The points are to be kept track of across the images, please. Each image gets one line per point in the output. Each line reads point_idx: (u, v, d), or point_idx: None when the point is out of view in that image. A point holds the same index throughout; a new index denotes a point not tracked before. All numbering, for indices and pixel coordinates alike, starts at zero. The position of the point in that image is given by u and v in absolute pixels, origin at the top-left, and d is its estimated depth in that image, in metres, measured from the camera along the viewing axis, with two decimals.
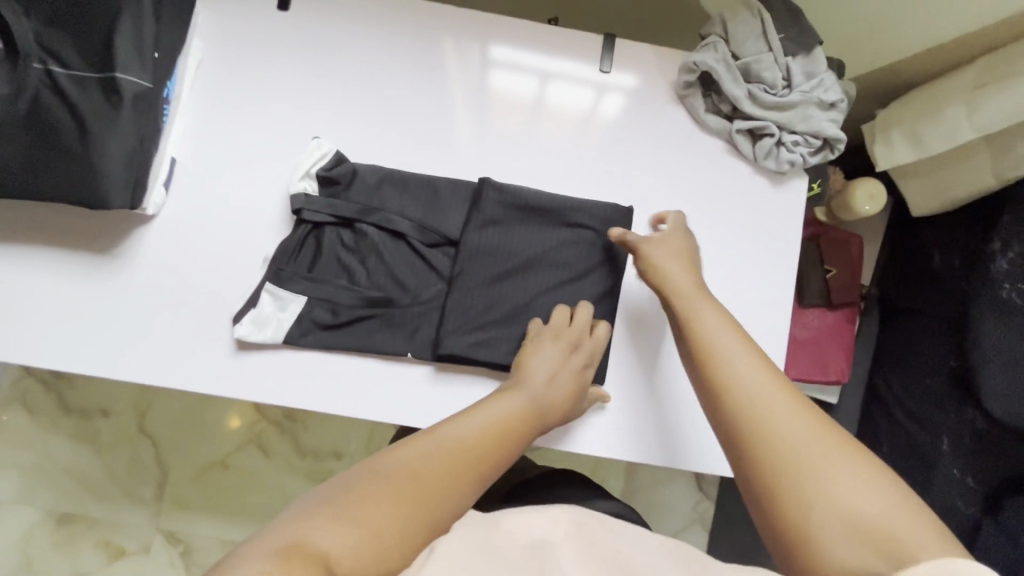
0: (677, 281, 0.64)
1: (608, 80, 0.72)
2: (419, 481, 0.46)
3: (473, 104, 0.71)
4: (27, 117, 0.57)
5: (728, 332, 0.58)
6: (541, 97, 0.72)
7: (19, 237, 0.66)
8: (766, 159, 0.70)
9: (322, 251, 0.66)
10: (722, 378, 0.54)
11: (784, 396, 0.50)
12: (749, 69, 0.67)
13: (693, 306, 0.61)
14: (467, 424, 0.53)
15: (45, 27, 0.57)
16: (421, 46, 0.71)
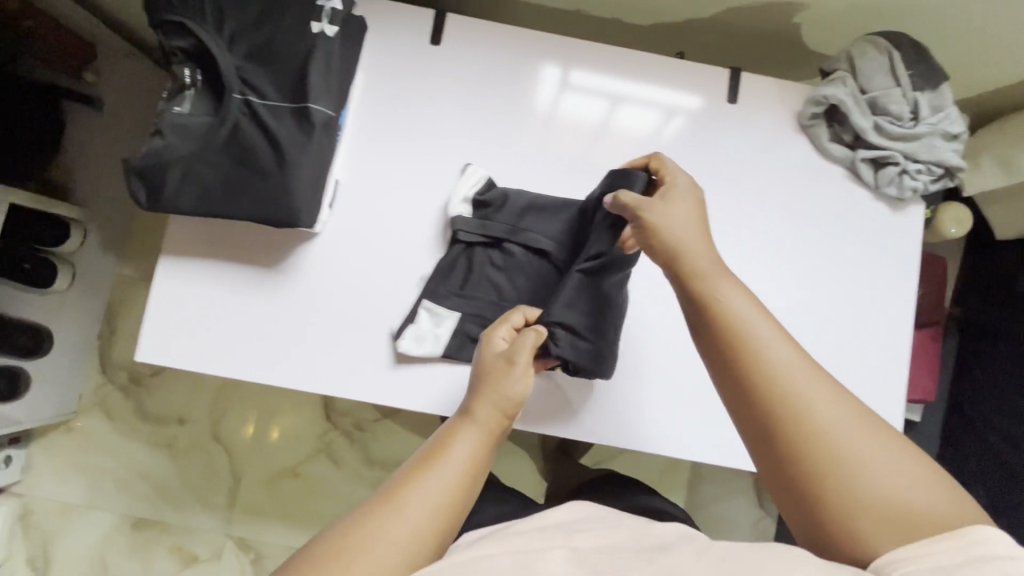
0: (690, 247, 0.53)
1: (673, 103, 0.77)
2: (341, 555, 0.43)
3: (610, 132, 0.76)
4: (226, 142, 0.62)
5: (756, 313, 0.49)
6: (608, 119, 0.76)
7: (192, 254, 0.71)
8: (887, 186, 0.74)
9: (473, 269, 0.71)
10: (762, 374, 0.46)
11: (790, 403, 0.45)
12: (877, 102, 0.71)
13: (713, 284, 0.51)
14: (429, 482, 0.48)
15: (245, 61, 0.62)
16: (507, 70, 0.75)
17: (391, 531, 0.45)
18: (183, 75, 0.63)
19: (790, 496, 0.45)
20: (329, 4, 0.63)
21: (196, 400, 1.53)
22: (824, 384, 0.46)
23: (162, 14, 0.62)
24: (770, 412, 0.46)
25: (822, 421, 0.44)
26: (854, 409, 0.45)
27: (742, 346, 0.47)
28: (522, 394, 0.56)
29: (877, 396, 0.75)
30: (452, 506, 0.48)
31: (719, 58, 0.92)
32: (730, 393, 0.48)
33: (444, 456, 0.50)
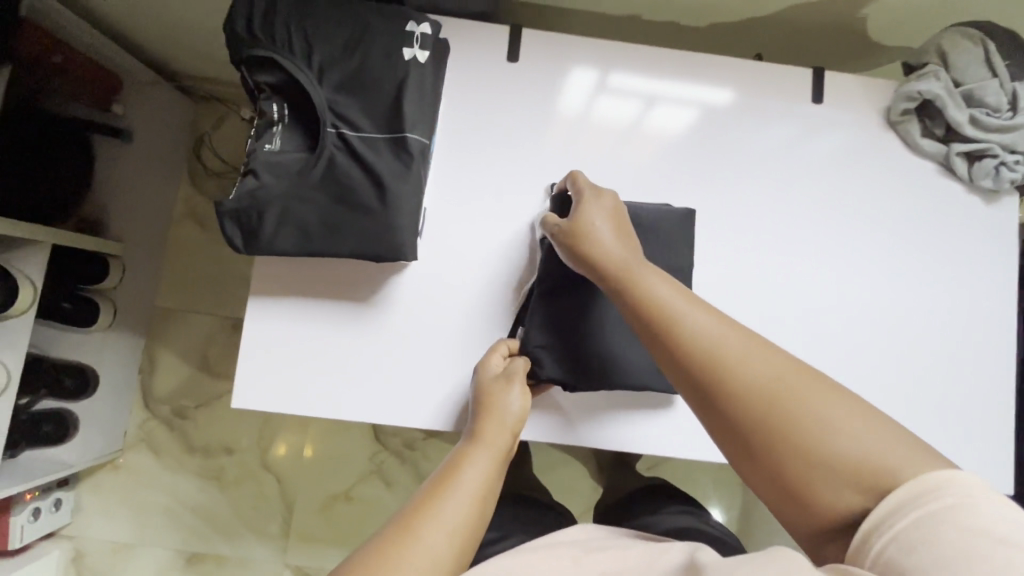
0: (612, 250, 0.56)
1: (699, 97, 0.75)
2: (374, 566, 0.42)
3: (697, 137, 0.74)
4: (323, 178, 0.60)
5: (680, 299, 0.51)
6: (640, 120, 0.74)
7: (281, 291, 0.68)
8: (984, 179, 0.72)
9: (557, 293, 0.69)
10: (691, 353, 0.49)
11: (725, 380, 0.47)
12: (972, 94, 0.69)
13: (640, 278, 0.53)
14: (445, 505, 0.48)
15: (336, 93, 0.60)
16: (537, 79, 0.73)
17: (414, 551, 0.44)
18: (271, 111, 0.61)
19: (751, 472, 0.47)
20: (419, 29, 0.61)
21: (243, 427, 1.44)
22: (743, 350, 0.47)
23: (248, 49, 0.60)
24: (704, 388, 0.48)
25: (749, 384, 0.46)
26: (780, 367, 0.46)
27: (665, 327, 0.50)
28: (520, 409, 0.60)
29: (989, 396, 0.73)
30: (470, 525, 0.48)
31: (787, 57, 0.91)
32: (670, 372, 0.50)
33: (454, 475, 0.51)
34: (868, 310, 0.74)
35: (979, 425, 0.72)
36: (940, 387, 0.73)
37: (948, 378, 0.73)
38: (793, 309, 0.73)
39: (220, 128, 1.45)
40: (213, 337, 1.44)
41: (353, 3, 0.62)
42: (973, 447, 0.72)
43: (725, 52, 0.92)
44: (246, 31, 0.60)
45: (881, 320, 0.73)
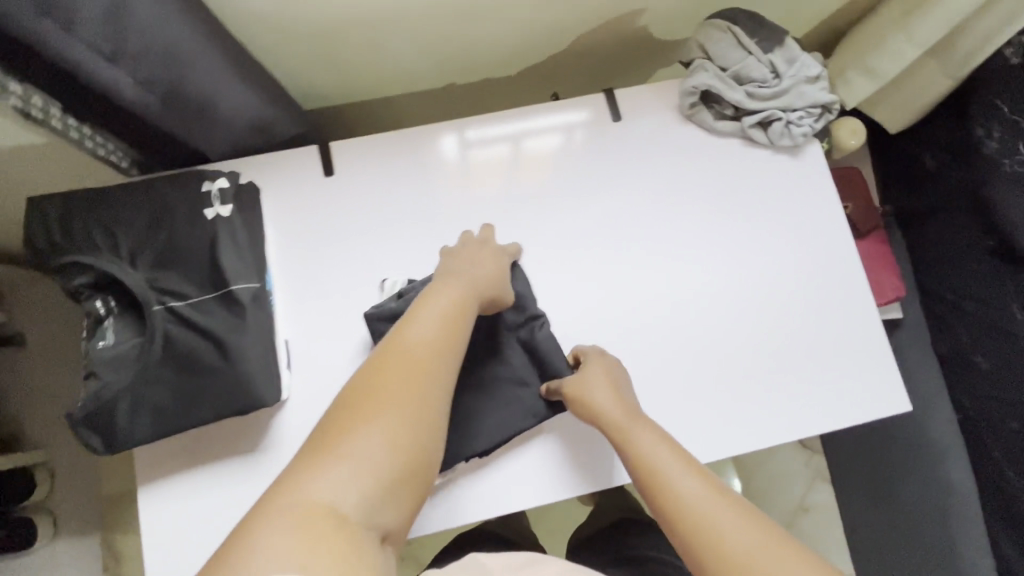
0: (610, 413, 0.65)
1: (522, 132, 0.80)
2: (375, 383, 0.53)
3: (522, 173, 0.80)
4: (164, 354, 0.60)
5: (665, 451, 0.62)
6: (517, 152, 0.80)
7: (171, 470, 0.68)
8: (782, 139, 0.79)
9: None
10: (677, 507, 0.57)
11: (725, 513, 0.55)
12: (740, 74, 0.76)
13: (634, 433, 0.64)
14: (426, 329, 0.58)
15: (154, 271, 0.61)
16: (358, 177, 0.77)
17: (403, 363, 0.55)
18: (96, 308, 0.61)
19: None
20: (215, 186, 0.64)
21: None
22: (727, 500, 0.56)
23: (53, 258, 0.60)
24: (687, 522, 0.56)
25: (732, 550, 0.53)
26: (756, 520, 0.55)
27: (659, 483, 0.60)
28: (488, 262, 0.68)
29: (859, 319, 0.79)
30: (441, 360, 0.57)
31: (580, 77, 1.03)
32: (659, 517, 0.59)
33: (419, 308, 0.60)
34: (728, 287, 0.78)
35: (859, 347, 0.78)
36: (814, 327, 0.78)
37: (820, 315, 0.78)
38: (662, 310, 0.77)
39: None
40: None
41: (147, 183, 0.64)
42: (863, 367, 0.77)
43: (529, 95, 1.05)
44: (47, 242, 0.61)
45: (745, 286, 0.79)
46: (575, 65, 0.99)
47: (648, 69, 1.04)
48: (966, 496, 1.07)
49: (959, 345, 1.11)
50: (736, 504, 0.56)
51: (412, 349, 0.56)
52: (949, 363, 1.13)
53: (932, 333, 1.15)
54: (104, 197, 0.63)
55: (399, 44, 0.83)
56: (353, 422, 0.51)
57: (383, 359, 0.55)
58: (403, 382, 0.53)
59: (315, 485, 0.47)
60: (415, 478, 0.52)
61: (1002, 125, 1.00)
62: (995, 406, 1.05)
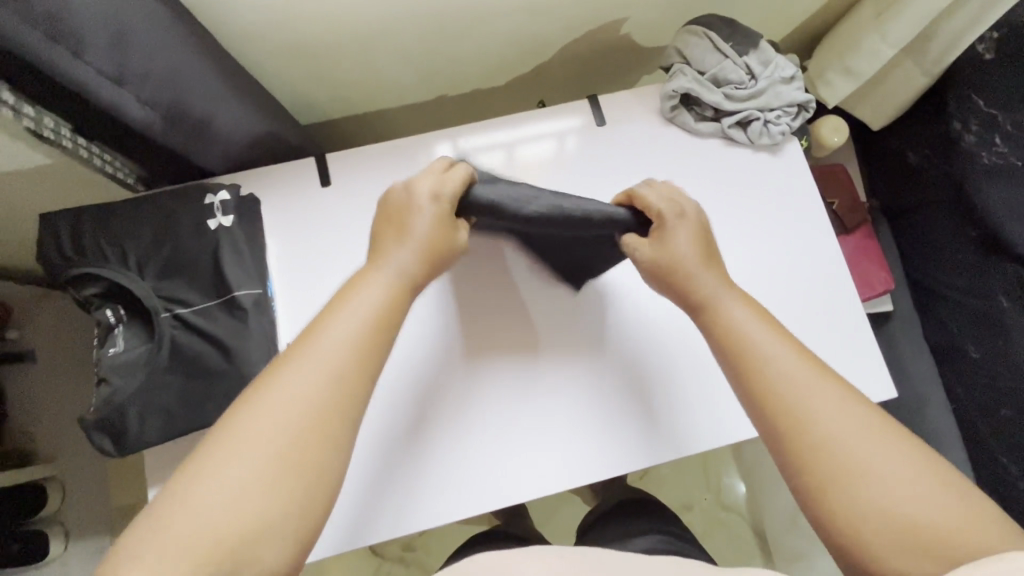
0: (692, 270, 0.63)
1: (512, 138, 0.84)
2: (235, 433, 0.49)
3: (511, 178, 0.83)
4: (171, 359, 0.63)
5: (760, 327, 0.59)
6: (508, 158, 0.83)
7: (175, 475, 0.70)
8: (761, 138, 0.82)
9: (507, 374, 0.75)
10: (762, 371, 0.56)
11: (825, 394, 0.53)
12: (717, 77, 0.80)
13: (723, 304, 0.61)
14: (305, 366, 0.52)
15: (160, 280, 0.64)
16: (356, 186, 0.80)
17: (271, 405, 0.50)
18: (106, 317, 0.64)
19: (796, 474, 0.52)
20: (218, 199, 0.67)
21: None
22: (828, 384, 0.54)
23: (64, 271, 0.63)
24: (777, 400, 0.54)
25: (823, 428, 0.52)
26: (854, 412, 0.53)
27: (743, 344, 0.58)
28: (418, 226, 0.60)
29: (844, 311, 0.81)
30: (315, 399, 0.51)
31: (567, 85, 1.06)
32: (734, 375, 0.58)
33: (339, 301, 0.57)
34: None
35: (846, 338, 0.80)
36: (801, 320, 0.80)
37: (807, 309, 0.81)
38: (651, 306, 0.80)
39: None
40: None
41: (152, 197, 0.67)
42: (850, 357, 0.79)
43: (518, 104, 1.09)
44: (59, 255, 0.64)
45: (731, 281, 0.81)
46: (562, 73, 1.03)
47: (632, 75, 1.08)
48: None
49: (950, 335, 1.12)
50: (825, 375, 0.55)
51: (284, 388, 0.51)
52: (942, 353, 1.14)
53: (924, 325, 1.17)
54: (111, 211, 0.66)
55: (391, 59, 0.87)
56: (232, 450, 0.48)
57: (249, 401, 0.50)
58: (264, 433, 0.49)
59: (143, 557, 0.43)
60: (269, 539, 0.46)
61: (978, 118, 1.03)
62: (988, 394, 1.06)
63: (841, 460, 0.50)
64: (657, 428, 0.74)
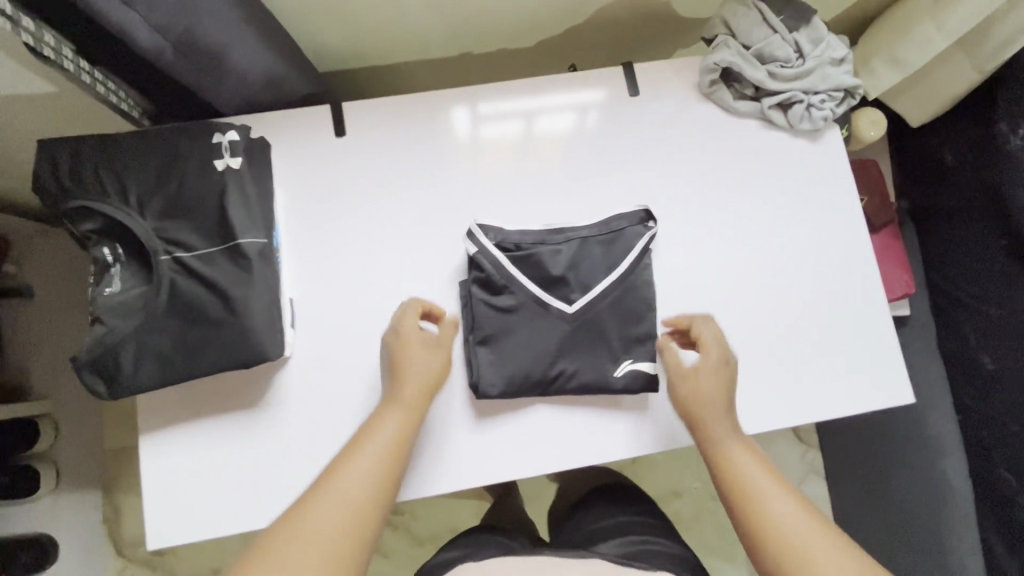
0: (713, 403, 0.66)
1: (541, 102, 0.80)
2: (288, 541, 0.51)
3: (534, 146, 0.79)
4: (169, 304, 0.60)
5: (755, 467, 0.63)
6: (534, 123, 0.79)
7: (169, 422, 0.68)
8: (801, 123, 0.77)
9: (544, 383, 0.70)
10: (762, 519, 0.59)
11: (823, 538, 0.56)
12: (763, 52, 0.75)
13: (726, 444, 0.65)
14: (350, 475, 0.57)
15: (162, 220, 0.61)
16: (373, 139, 0.77)
17: (318, 514, 0.53)
18: (103, 255, 0.61)
19: None
20: (226, 138, 0.63)
21: (224, 548, 1.41)
22: (823, 525, 0.57)
23: (61, 203, 0.60)
24: (774, 538, 0.57)
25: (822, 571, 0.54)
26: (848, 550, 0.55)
27: (744, 490, 0.61)
28: (415, 352, 0.67)
29: (866, 311, 0.78)
30: (360, 510, 0.55)
31: (600, 52, 1.01)
32: (736, 519, 0.61)
33: (360, 451, 0.60)
34: (738, 270, 0.78)
35: (864, 340, 0.77)
36: (822, 317, 0.77)
37: (829, 306, 0.78)
38: (671, 291, 0.77)
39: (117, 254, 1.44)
40: None
41: (156, 131, 0.64)
42: (867, 359, 0.77)
43: (545, 67, 1.04)
44: (57, 186, 0.61)
45: (754, 271, 0.78)
46: (595, 39, 0.97)
47: (670, 47, 1.02)
48: (962, 496, 1.07)
49: (967, 345, 1.10)
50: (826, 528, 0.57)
51: (332, 497, 0.55)
52: (953, 362, 1.12)
53: (940, 332, 1.15)
54: (111, 143, 0.62)
55: (417, 7, 0.81)
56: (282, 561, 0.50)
57: (303, 514, 0.53)
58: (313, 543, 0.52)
59: None
60: None
61: None
62: (998, 408, 1.04)
63: None
64: (660, 414, 0.73)
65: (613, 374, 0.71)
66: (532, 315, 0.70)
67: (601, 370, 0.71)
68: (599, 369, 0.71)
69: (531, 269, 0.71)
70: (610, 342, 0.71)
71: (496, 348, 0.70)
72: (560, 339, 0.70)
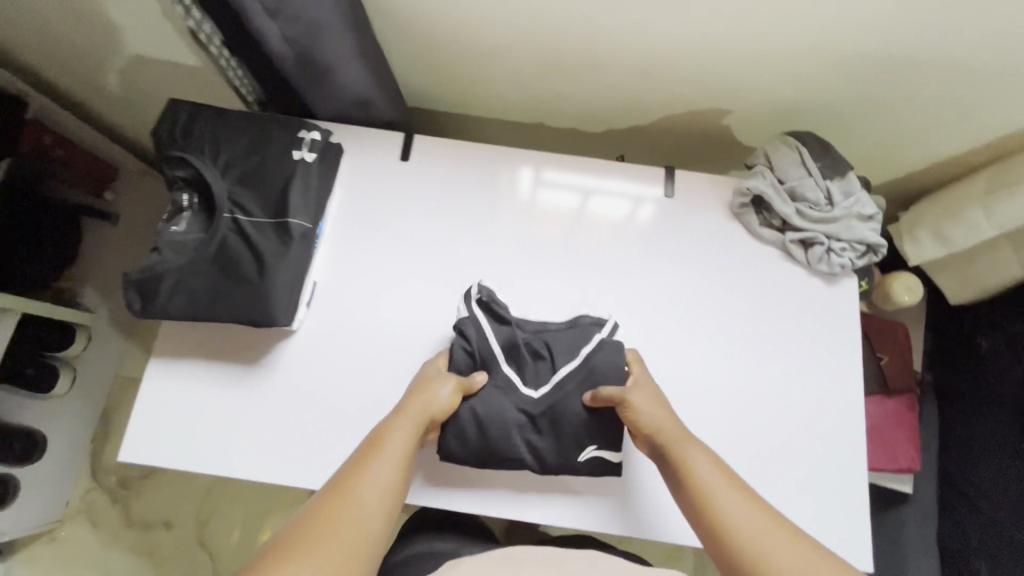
0: (665, 426, 0.68)
1: (581, 182, 0.87)
2: (309, 525, 0.53)
3: (586, 221, 0.86)
4: (215, 253, 0.70)
5: (716, 473, 0.63)
6: (567, 193, 0.87)
7: (178, 356, 0.76)
8: (819, 263, 0.81)
9: (496, 455, 0.73)
10: (727, 530, 0.58)
11: (790, 540, 0.56)
12: (795, 191, 0.80)
13: (686, 452, 0.65)
14: (373, 475, 0.59)
15: (236, 185, 0.72)
16: (431, 170, 0.87)
17: (343, 507, 0.55)
18: (181, 200, 0.73)
19: None
20: (309, 136, 0.75)
21: (183, 503, 1.53)
22: (789, 531, 0.57)
23: (167, 150, 0.73)
24: (736, 543, 0.57)
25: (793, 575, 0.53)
26: (812, 551, 0.56)
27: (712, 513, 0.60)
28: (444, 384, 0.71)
29: (839, 464, 0.78)
30: (379, 507, 0.57)
31: (658, 154, 1.11)
32: (708, 543, 0.60)
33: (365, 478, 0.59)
34: (723, 382, 0.80)
35: (828, 488, 0.77)
36: (795, 453, 0.78)
37: (804, 445, 0.78)
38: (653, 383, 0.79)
39: None
40: None
41: (258, 116, 0.76)
42: (829, 509, 0.76)
43: (607, 155, 1.15)
44: (169, 137, 0.74)
45: (737, 387, 0.80)
46: (655, 143, 1.08)
47: (722, 167, 1.11)
48: None
49: (965, 546, 1.03)
50: (781, 527, 0.58)
51: (356, 493, 0.57)
52: (949, 559, 1.05)
53: (941, 523, 1.07)
54: (221, 116, 0.75)
55: (503, 75, 0.95)
56: (309, 540, 0.51)
57: (327, 505, 0.55)
58: (335, 524, 0.53)
59: None
60: None
61: None
62: None
63: None
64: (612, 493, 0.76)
65: (574, 459, 0.73)
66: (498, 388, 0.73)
67: (562, 453, 0.73)
68: (555, 454, 0.73)
69: (505, 345, 0.75)
70: (571, 433, 0.73)
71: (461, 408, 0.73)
72: (518, 419, 0.73)
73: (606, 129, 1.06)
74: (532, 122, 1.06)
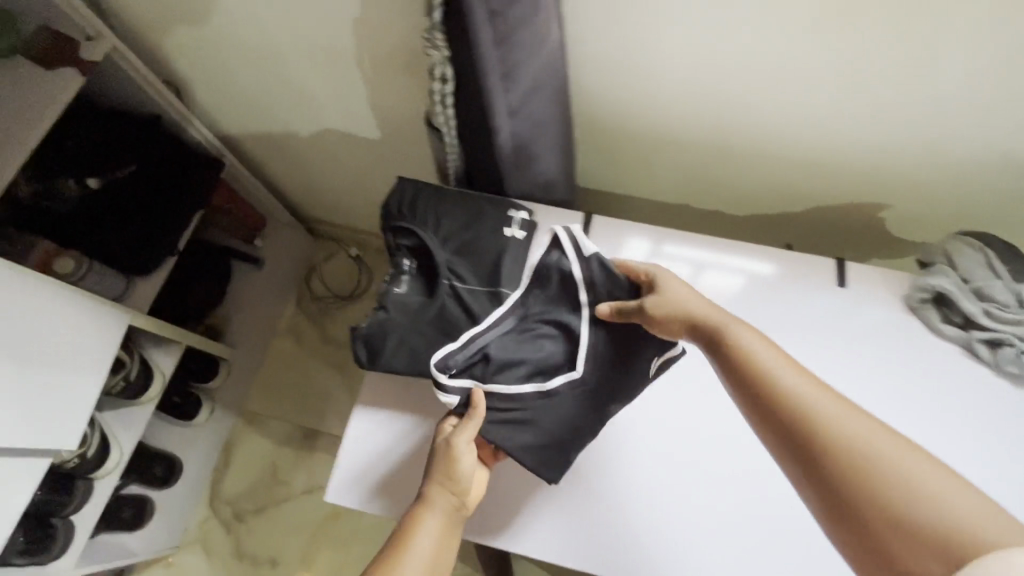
0: (700, 306, 0.67)
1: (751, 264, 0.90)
2: None
3: (757, 300, 0.89)
4: (436, 316, 0.78)
5: (763, 345, 0.61)
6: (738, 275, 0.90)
7: (381, 403, 0.83)
8: (1010, 365, 0.80)
9: (572, 437, 0.76)
10: (780, 400, 0.56)
11: (855, 411, 0.54)
12: (981, 290, 0.81)
13: (730, 328, 0.64)
14: (402, 571, 0.62)
15: (454, 256, 0.81)
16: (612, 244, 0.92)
17: None
18: (404, 264, 0.82)
19: (815, 489, 0.52)
20: (518, 216, 0.85)
21: (291, 542, 1.60)
22: (848, 402, 0.55)
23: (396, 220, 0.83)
24: (791, 411, 0.55)
25: (856, 440, 0.52)
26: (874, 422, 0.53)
27: (756, 371, 0.59)
28: (464, 461, 0.71)
29: None
30: None
31: (802, 237, 1.14)
32: (756, 411, 0.58)
33: (398, 564, 0.62)
34: None
35: None
36: None
37: None
38: None
39: (329, 261, 1.90)
40: (288, 440, 1.70)
41: (471, 194, 0.86)
42: None
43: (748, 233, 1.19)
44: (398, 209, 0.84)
45: None
46: (800, 227, 1.12)
47: (868, 252, 1.13)
48: None
49: None
50: (840, 398, 0.55)
51: None
52: None
53: None
54: (441, 193, 0.85)
55: (668, 157, 1.03)
56: None
57: None
58: None
59: None
60: None
61: None
62: None
63: (885, 471, 0.50)
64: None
65: (647, 372, 0.76)
66: (530, 395, 0.76)
67: (630, 385, 0.76)
68: (624, 396, 0.77)
69: (507, 357, 0.76)
70: (618, 368, 0.76)
71: (494, 430, 0.74)
72: (568, 395, 0.77)
73: (753, 211, 1.11)
74: (682, 199, 1.13)
